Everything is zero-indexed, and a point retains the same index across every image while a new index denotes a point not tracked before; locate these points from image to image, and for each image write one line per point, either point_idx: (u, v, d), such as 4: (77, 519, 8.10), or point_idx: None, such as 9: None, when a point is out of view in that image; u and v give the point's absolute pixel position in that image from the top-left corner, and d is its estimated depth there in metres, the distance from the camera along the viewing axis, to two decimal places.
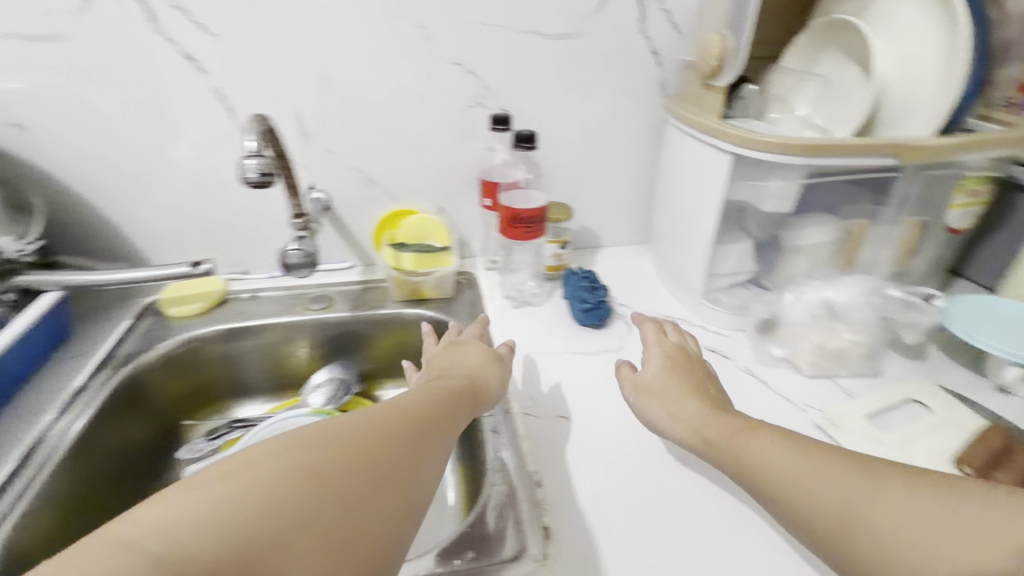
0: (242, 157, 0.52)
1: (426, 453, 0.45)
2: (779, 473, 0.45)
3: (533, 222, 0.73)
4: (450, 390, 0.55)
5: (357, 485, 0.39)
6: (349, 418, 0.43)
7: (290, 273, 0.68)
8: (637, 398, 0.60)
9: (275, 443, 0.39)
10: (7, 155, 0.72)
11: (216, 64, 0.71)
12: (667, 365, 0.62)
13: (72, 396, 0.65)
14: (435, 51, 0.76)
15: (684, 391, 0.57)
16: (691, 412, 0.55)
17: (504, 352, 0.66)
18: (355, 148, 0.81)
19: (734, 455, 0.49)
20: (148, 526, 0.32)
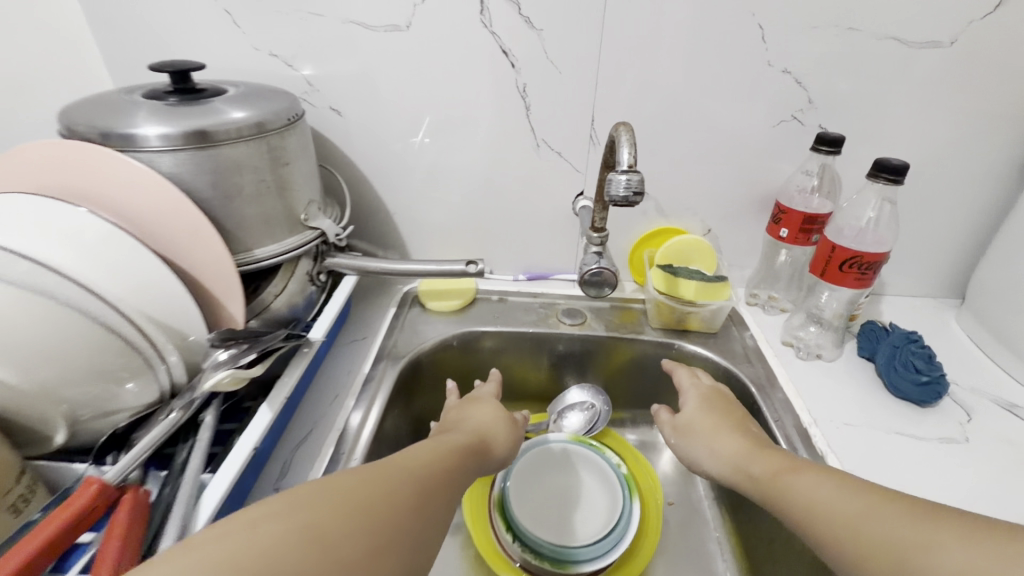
0: (615, 172, 0.47)
1: (430, 520, 0.38)
2: (829, 506, 0.41)
3: (870, 270, 0.61)
4: (457, 446, 0.48)
5: (355, 550, 0.32)
6: (354, 475, 0.37)
7: (584, 290, 0.64)
8: (681, 437, 0.59)
9: (287, 499, 0.33)
10: (320, 137, 0.75)
11: (528, 61, 0.68)
12: (709, 402, 0.60)
13: (364, 385, 0.65)
14: (766, 56, 0.66)
15: (716, 434, 0.55)
16: (732, 449, 0.53)
17: (518, 420, 0.62)
18: (640, 157, 0.75)
19: (782, 493, 0.45)
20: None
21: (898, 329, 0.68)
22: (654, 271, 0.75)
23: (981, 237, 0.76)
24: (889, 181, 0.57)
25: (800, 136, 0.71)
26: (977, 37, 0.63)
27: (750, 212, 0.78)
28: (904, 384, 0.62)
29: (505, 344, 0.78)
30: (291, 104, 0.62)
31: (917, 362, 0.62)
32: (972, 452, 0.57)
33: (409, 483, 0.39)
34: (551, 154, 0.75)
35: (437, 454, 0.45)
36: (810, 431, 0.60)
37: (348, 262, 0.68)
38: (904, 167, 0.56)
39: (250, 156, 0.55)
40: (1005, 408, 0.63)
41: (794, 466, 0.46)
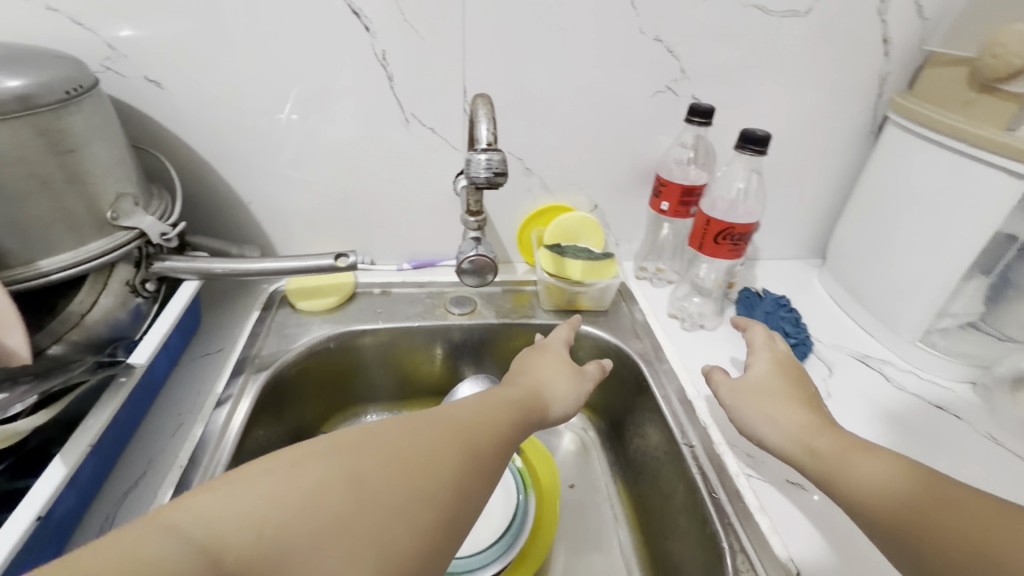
0: (473, 151, 0.42)
1: (475, 480, 0.42)
2: (874, 492, 0.40)
3: (742, 240, 0.62)
4: (511, 400, 0.51)
5: (395, 499, 0.37)
6: (397, 428, 0.42)
7: (464, 281, 0.59)
8: (731, 395, 0.53)
9: (333, 443, 0.39)
10: (139, 115, 0.63)
11: (386, 22, 0.60)
12: (779, 369, 0.54)
13: (215, 407, 0.55)
14: (637, 23, 0.64)
15: (774, 402, 0.50)
16: (794, 426, 0.47)
17: (591, 373, 0.62)
18: (520, 131, 0.70)
19: (835, 475, 0.43)
20: (199, 513, 0.32)
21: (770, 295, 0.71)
22: (542, 252, 0.72)
23: (838, 202, 0.82)
24: (754, 152, 0.57)
25: (676, 107, 0.70)
26: (828, 7, 0.65)
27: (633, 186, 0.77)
28: None
29: (391, 340, 0.71)
30: (79, 69, 0.49)
31: (786, 327, 0.66)
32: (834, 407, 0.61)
33: (455, 439, 0.43)
34: (422, 130, 0.68)
35: (489, 411, 0.48)
36: (694, 403, 0.61)
37: (184, 266, 0.58)
38: (766, 138, 0.57)
39: (10, 141, 0.43)
40: (859, 360, 0.69)
41: (857, 449, 0.43)
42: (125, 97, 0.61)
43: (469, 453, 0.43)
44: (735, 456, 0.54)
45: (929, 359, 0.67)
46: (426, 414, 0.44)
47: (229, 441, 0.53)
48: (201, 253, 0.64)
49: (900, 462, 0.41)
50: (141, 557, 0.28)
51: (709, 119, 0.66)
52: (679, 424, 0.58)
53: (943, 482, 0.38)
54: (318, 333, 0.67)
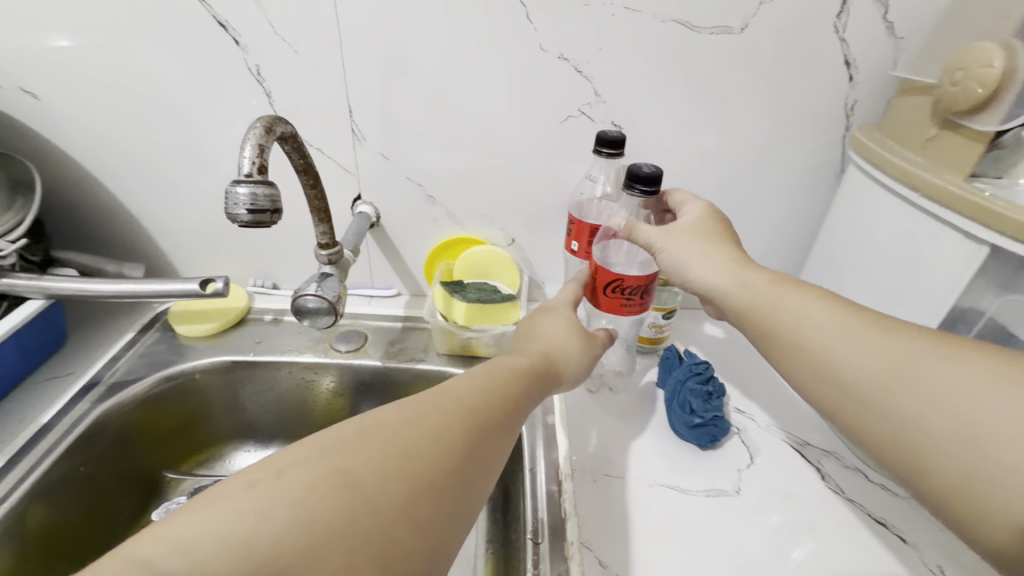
0: (232, 182, 0.36)
1: (485, 458, 0.38)
2: (805, 333, 0.40)
3: (636, 294, 0.52)
4: (522, 369, 0.47)
5: (397, 498, 0.32)
6: (394, 412, 0.37)
7: (303, 320, 0.51)
8: (661, 241, 0.50)
9: (318, 442, 0.34)
10: (21, 126, 0.62)
11: (260, 35, 0.57)
12: (710, 219, 0.51)
13: (29, 441, 0.52)
14: (536, 39, 0.57)
15: (705, 250, 0.48)
16: (720, 268, 0.47)
17: (599, 337, 0.56)
18: (418, 155, 0.64)
19: (766, 316, 0.43)
20: (170, 542, 0.27)
21: (688, 358, 0.60)
22: (435, 289, 0.66)
23: (801, 251, 0.69)
24: (644, 194, 0.48)
25: (591, 135, 0.62)
26: (768, 23, 0.55)
27: (551, 220, 0.69)
28: (679, 426, 0.55)
29: (264, 375, 0.66)
30: None
31: (692, 403, 0.55)
32: (739, 509, 0.50)
33: (463, 418, 0.39)
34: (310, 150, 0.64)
35: (498, 383, 0.44)
36: (562, 486, 0.51)
37: (25, 283, 0.55)
38: (656, 176, 0.47)
39: None
40: (795, 450, 0.56)
41: (785, 287, 0.43)
42: (6, 108, 0.61)
43: (480, 432, 0.38)
44: (584, 563, 0.45)
45: None
46: (429, 394, 0.40)
47: (18, 490, 0.49)
48: (68, 270, 0.62)
49: (832, 306, 0.41)
50: None
51: (619, 148, 0.56)
52: (534, 510, 0.49)
53: (862, 309, 0.40)
54: (172, 366, 0.63)
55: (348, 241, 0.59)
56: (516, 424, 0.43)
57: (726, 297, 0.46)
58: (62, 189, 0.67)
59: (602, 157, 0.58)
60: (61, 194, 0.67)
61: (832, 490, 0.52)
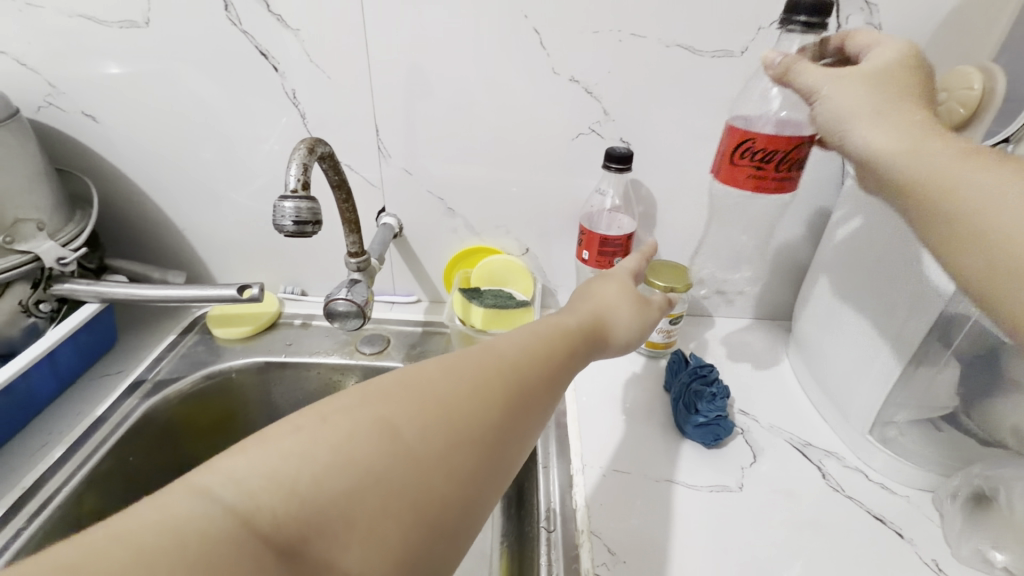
0: (280, 198, 0.40)
1: (521, 416, 0.38)
2: (969, 189, 0.33)
3: (770, 161, 0.51)
4: (570, 328, 0.45)
5: (431, 449, 0.34)
6: (435, 368, 0.38)
7: (334, 322, 0.56)
8: (827, 101, 0.42)
9: (361, 393, 0.35)
10: (80, 146, 0.68)
11: (297, 62, 0.62)
12: (903, 67, 0.41)
13: (85, 431, 0.57)
14: (549, 63, 0.61)
15: (884, 107, 0.39)
16: (897, 129, 0.38)
17: (658, 302, 0.53)
18: (439, 169, 0.69)
19: (942, 190, 0.35)
20: (228, 473, 0.30)
21: (693, 362, 0.63)
22: (454, 295, 0.70)
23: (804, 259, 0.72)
24: (807, 25, 0.45)
25: (601, 151, 0.66)
26: (766, 46, 0.58)
27: (563, 231, 0.73)
28: (684, 425, 0.58)
29: (295, 375, 0.70)
30: None
31: (696, 403, 0.58)
32: (741, 504, 0.52)
33: (502, 376, 0.39)
34: None
35: (542, 343, 0.43)
36: (573, 481, 0.54)
37: (84, 289, 0.60)
38: (824, 6, 0.45)
39: None
40: (797, 450, 0.58)
41: (975, 160, 0.35)
42: (66, 129, 0.67)
43: (517, 392, 0.39)
44: (594, 550, 0.48)
45: (883, 459, 0.55)
46: (469, 351, 0.40)
47: (74, 477, 0.54)
48: (118, 277, 0.68)
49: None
50: (168, 525, 0.27)
51: (627, 164, 0.60)
52: (547, 502, 0.53)
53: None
54: (210, 366, 0.67)
55: (374, 250, 0.64)
56: (556, 387, 0.42)
57: (887, 157, 0.38)
58: (114, 203, 0.73)
59: (611, 172, 0.62)
60: (112, 207, 0.73)
61: (830, 488, 0.55)
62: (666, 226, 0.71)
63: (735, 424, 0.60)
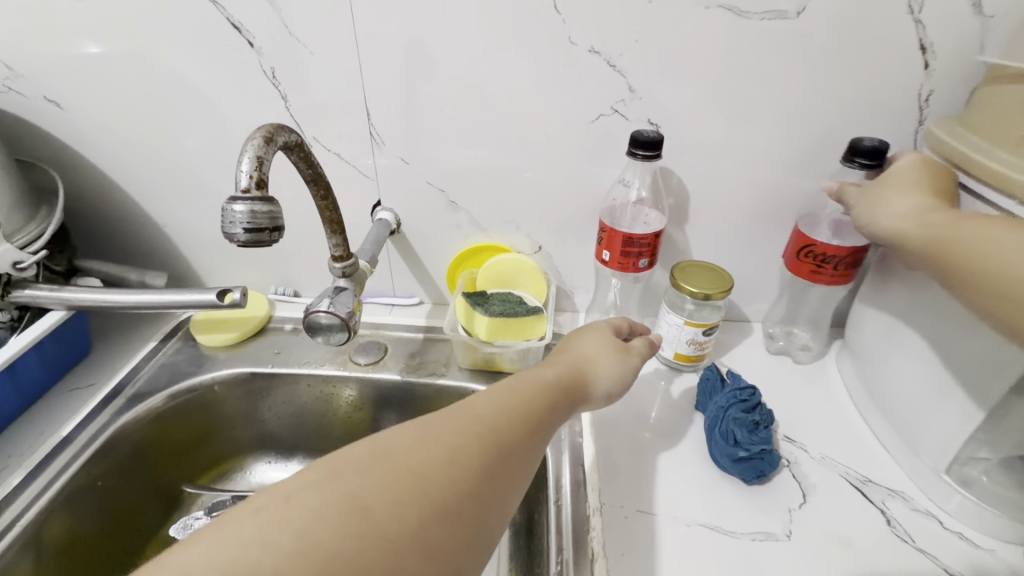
0: (228, 199, 0.33)
1: (503, 481, 0.35)
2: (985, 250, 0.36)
3: (830, 263, 0.54)
4: (554, 380, 0.43)
5: (406, 525, 0.30)
6: (409, 432, 0.34)
7: (316, 337, 0.49)
8: (860, 203, 0.48)
9: (327, 465, 0.32)
10: (46, 136, 0.62)
11: (276, 36, 0.54)
12: (925, 171, 0.46)
13: (48, 453, 0.52)
14: (565, 31, 0.52)
15: (902, 189, 0.45)
16: (909, 207, 0.44)
17: (637, 348, 0.51)
18: (439, 158, 0.61)
19: (952, 243, 0.38)
20: (177, 569, 0.26)
21: (731, 382, 0.55)
22: (458, 300, 0.63)
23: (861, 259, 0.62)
24: (865, 167, 0.49)
25: (625, 135, 0.57)
26: (829, 5, 0.48)
27: (581, 226, 0.64)
28: (721, 457, 0.50)
29: (283, 387, 0.64)
30: None
31: (736, 433, 0.50)
32: (789, 556, 0.44)
33: (482, 437, 0.35)
34: (327, 154, 0.61)
35: (523, 397, 0.40)
36: (590, 522, 0.46)
37: (46, 295, 0.54)
38: (881, 149, 0.48)
39: None
40: (855, 487, 0.50)
41: (978, 219, 0.38)
42: (30, 118, 0.61)
43: (499, 452, 0.35)
44: None
45: (962, 503, 0.46)
46: (445, 410, 0.37)
47: (35, 506, 0.48)
48: (91, 280, 0.62)
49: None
50: None
51: (655, 150, 0.51)
52: (558, 548, 0.45)
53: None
54: (188, 379, 0.62)
55: (365, 250, 0.56)
56: (541, 446, 0.39)
57: (910, 240, 0.42)
58: (88, 198, 0.67)
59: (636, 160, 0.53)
60: (86, 202, 0.67)
61: (899, 538, 0.46)
62: (700, 221, 0.62)
63: (780, 455, 0.52)
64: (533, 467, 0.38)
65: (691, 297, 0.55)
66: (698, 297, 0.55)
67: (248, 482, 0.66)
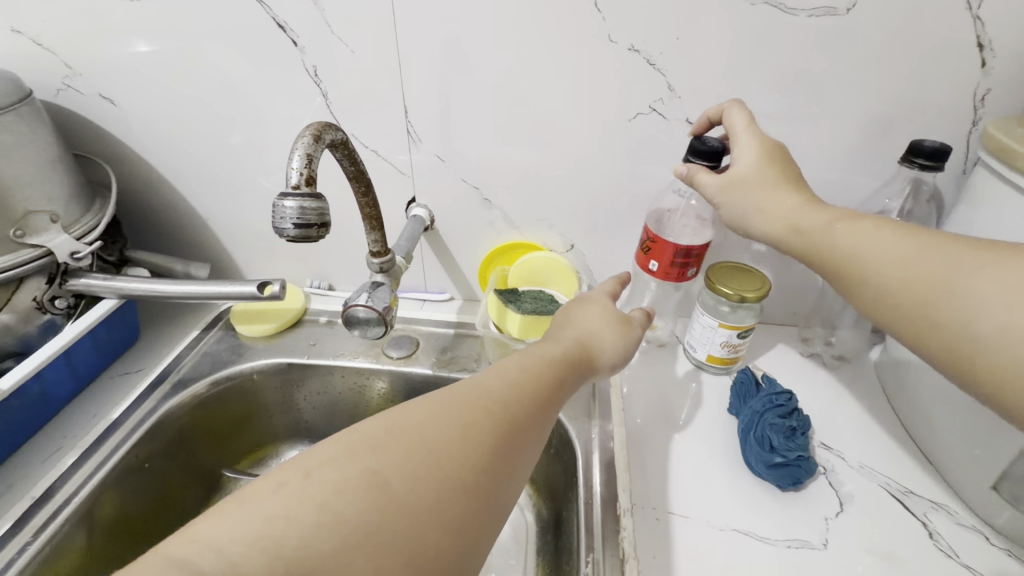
0: (279, 196, 0.34)
1: (516, 454, 0.35)
2: (859, 259, 0.39)
3: None
4: (557, 356, 0.43)
5: (423, 498, 0.31)
6: (421, 409, 0.35)
7: (354, 330, 0.50)
8: (726, 198, 0.46)
9: (344, 441, 0.32)
10: (101, 132, 0.65)
11: (318, 34, 0.55)
12: (765, 159, 0.45)
13: (99, 435, 0.54)
14: (605, 30, 0.52)
15: (773, 191, 0.45)
16: (785, 212, 0.44)
17: (637, 320, 0.51)
18: (474, 155, 0.61)
19: (818, 246, 0.42)
20: (206, 544, 0.27)
21: (768, 388, 0.54)
22: (489, 296, 0.63)
23: None
24: (923, 168, 0.49)
25: (662, 134, 0.57)
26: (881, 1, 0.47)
27: (615, 226, 0.64)
28: (755, 462, 0.50)
29: (318, 378, 0.66)
30: (8, 84, 0.52)
31: (772, 439, 0.49)
32: (825, 566, 0.44)
33: (493, 413, 0.36)
34: (364, 151, 0.62)
35: (530, 374, 0.40)
36: (620, 521, 0.46)
37: (99, 284, 0.57)
38: (943, 151, 0.48)
39: None
40: (896, 499, 0.49)
41: (848, 221, 0.41)
42: (87, 115, 0.64)
43: (511, 428, 0.36)
44: None
45: (1010, 519, 0.45)
46: (456, 386, 0.37)
47: (88, 485, 0.51)
48: (140, 270, 0.65)
49: (890, 228, 0.39)
50: None
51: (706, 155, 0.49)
52: (588, 546, 0.45)
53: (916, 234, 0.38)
54: (229, 366, 0.64)
55: (401, 246, 0.57)
56: (549, 418, 0.40)
57: (784, 243, 0.44)
58: (138, 191, 0.69)
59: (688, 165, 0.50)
60: (137, 196, 0.70)
61: (943, 553, 0.45)
62: None
63: (816, 462, 0.51)
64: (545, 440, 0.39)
65: (727, 299, 0.55)
66: (734, 298, 0.54)
67: None
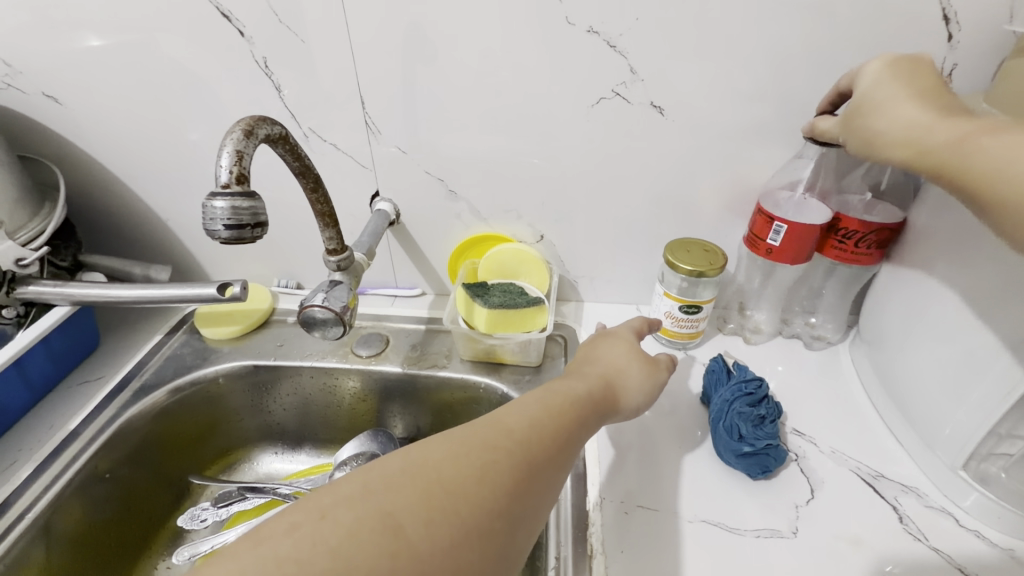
0: (209, 196, 0.33)
1: (532, 498, 0.34)
2: (923, 136, 0.37)
3: (855, 240, 0.53)
4: (579, 395, 0.42)
5: (435, 543, 0.30)
6: (439, 447, 0.34)
7: (314, 330, 0.49)
8: (849, 124, 0.43)
9: (358, 481, 0.32)
10: (45, 132, 0.62)
11: (266, 21, 0.53)
12: (897, 69, 0.41)
13: (57, 447, 0.53)
14: (562, 10, 0.50)
15: (898, 97, 0.39)
16: (910, 119, 0.38)
17: (663, 362, 0.50)
18: (437, 146, 0.59)
19: (914, 144, 0.37)
20: None
21: (738, 375, 0.54)
22: (458, 289, 0.62)
23: None
24: None
25: (626, 119, 0.55)
26: None
27: (583, 215, 0.63)
28: (725, 450, 0.49)
29: (287, 381, 0.64)
30: None
31: (741, 428, 0.49)
32: (794, 553, 0.43)
33: (512, 453, 0.35)
34: (324, 145, 0.60)
35: (551, 414, 0.39)
36: (589, 518, 0.46)
37: (50, 291, 0.55)
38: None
39: None
40: (867, 484, 0.48)
41: (935, 106, 0.38)
42: (29, 113, 0.61)
43: (529, 470, 0.35)
44: None
45: (977, 500, 0.45)
46: (477, 422, 0.37)
47: (40, 503, 0.49)
48: (95, 275, 0.63)
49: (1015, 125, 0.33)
50: None
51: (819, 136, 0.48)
52: (556, 543, 0.45)
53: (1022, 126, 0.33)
54: (193, 371, 0.62)
55: (361, 242, 0.55)
56: (568, 461, 0.38)
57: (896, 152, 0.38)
58: (93, 193, 0.67)
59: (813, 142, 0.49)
60: (91, 197, 0.67)
61: (912, 536, 0.44)
62: (707, 206, 0.60)
63: (787, 450, 0.51)
64: (563, 481, 0.38)
65: (687, 275, 0.54)
66: (694, 274, 0.54)
67: (255, 472, 0.67)
